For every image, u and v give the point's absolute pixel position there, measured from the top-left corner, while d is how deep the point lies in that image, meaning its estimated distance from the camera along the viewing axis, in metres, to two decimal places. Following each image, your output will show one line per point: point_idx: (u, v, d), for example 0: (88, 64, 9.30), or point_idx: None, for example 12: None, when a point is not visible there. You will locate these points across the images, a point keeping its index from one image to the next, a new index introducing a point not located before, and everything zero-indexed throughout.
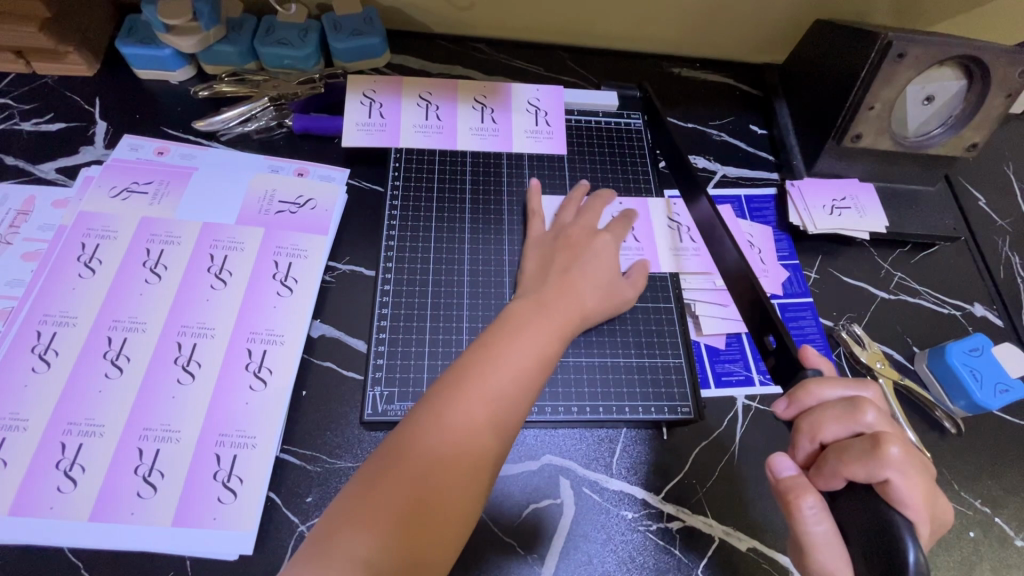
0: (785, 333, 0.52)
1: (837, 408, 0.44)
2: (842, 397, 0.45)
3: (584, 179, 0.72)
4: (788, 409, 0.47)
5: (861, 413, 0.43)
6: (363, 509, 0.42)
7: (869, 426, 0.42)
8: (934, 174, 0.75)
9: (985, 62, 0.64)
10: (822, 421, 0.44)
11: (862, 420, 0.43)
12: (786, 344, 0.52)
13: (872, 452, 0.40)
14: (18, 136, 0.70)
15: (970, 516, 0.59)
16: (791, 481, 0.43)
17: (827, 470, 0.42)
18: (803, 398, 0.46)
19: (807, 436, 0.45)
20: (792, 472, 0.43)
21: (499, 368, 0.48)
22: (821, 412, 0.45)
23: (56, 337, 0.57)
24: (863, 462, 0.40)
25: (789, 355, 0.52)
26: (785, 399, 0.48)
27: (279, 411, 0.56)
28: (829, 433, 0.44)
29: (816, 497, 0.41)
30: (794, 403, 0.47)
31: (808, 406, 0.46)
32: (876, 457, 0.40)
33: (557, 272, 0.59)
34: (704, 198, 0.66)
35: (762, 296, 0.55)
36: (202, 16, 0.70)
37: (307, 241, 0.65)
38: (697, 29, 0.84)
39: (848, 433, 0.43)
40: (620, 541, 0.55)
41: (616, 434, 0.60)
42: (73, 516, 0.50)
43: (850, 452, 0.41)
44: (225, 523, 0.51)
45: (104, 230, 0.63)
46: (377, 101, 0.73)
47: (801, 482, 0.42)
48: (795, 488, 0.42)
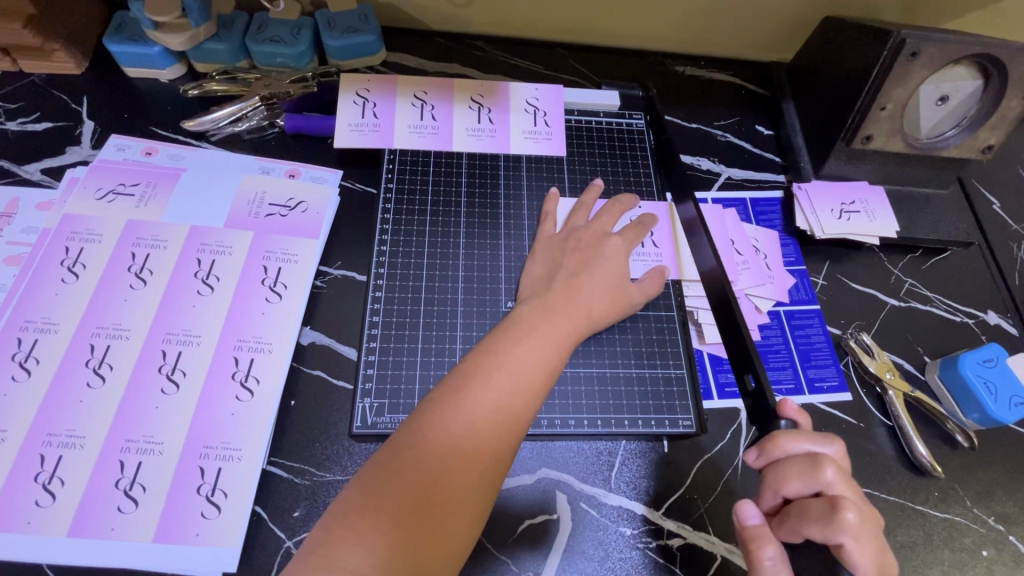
0: (766, 383, 0.53)
1: (800, 465, 0.46)
2: (808, 452, 0.47)
3: (598, 179, 0.70)
4: (758, 459, 0.48)
5: (821, 471, 0.45)
6: (359, 519, 0.40)
7: (828, 484, 0.45)
8: (947, 178, 0.73)
9: (1002, 62, 0.62)
10: (786, 477, 0.46)
11: (822, 477, 0.45)
12: (763, 393, 0.54)
13: (831, 517, 0.43)
14: (4, 136, 0.68)
15: (984, 534, 0.57)
16: (756, 530, 0.45)
17: (789, 525, 0.45)
18: (773, 450, 0.47)
19: (770, 490, 0.47)
20: (759, 521, 0.45)
21: (506, 369, 0.47)
22: (786, 467, 0.46)
23: (38, 345, 0.55)
24: (822, 525, 0.43)
25: (766, 403, 0.53)
26: (755, 448, 0.49)
27: (266, 422, 0.55)
28: (792, 488, 0.46)
29: (776, 548, 0.44)
30: (764, 454, 0.48)
31: (776, 458, 0.47)
32: (833, 521, 0.43)
33: (564, 276, 0.57)
34: (688, 200, 0.67)
35: (746, 339, 0.56)
36: (190, 12, 0.68)
37: (297, 245, 0.63)
38: (701, 27, 0.82)
39: (809, 491, 0.45)
40: (618, 559, 0.53)
41: (615, 446, 0.58)
42: (51, 532, 0.49)
43: (810, 514, 0.44)
44: (208, 540, 0.49)
45: (89, 233, 0.61)
46: (370, 101, 0.71)
47: (765, 532, 0.45)
48: (758, 539, 0.44)
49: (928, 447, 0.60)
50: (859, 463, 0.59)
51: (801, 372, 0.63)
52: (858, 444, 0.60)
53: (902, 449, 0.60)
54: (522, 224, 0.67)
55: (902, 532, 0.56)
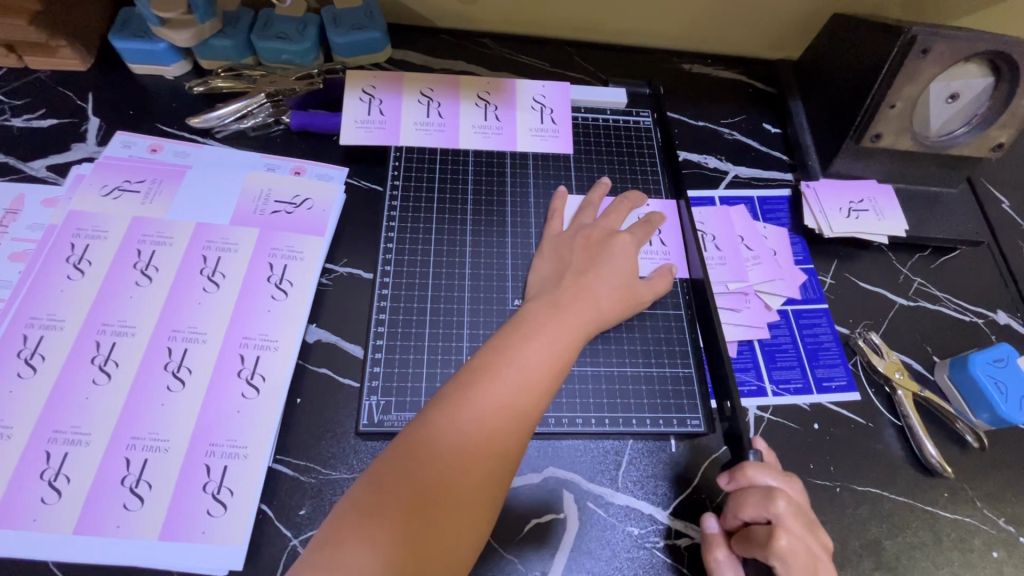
0: (740, 413, 0.55)
1: (755, 495, 0.49)
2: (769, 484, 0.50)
3: (605, 177, 0.70)
4: (728, 483, 0.52)
5: (772, 503, 0.48)
6: (367, 518, 0.40)
7: (776, 515, 0.48)
8: (956, 176, 0.72)
9: (1013, 59, 0.61)
10: (742, 503, 0.49)
11: (773, 508, 0.48)
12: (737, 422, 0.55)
13: (765, 542, 0.47)
14: (9, 133, 0.68)
15: (993, 536, 0.56)
16: (712, 537, 0.51)
17: (741, 543, 0.50)
18: (740, 478, 0.51)
19: (731, 513, 0.50)
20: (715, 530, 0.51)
21: (514, 367, 0.46)
22: (746, 494, 0.50)
23: (43, 341, 0.55)
24: (758, 547, 0.47)
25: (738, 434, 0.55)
26: (728, 472, 0.52)
27: (271, 420, 0.54)
28: (746, 514, 0.49)
29: (726, 555, 0.50)
30: (732, 479, 0.51)
31: (743, 486, 0.51)
32: (767, 547, 0.47)
33: (572, 275, 0.57)
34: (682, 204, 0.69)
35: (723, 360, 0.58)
36: (196, 9, 0.67)
37: (303, 243, 0.63)
38: (709, 24, 0.81)
39: (761, 518, 0.48)
40: (626, 558, 0.53)
41: (622, 446, 0.58)
42: (56, 529, 0.48)
43: (754, 539, 0.48)
44: (214, 538, 0.49)
45: (94, 229, 0.61)
46: (376, 98, 0.70)
47: (717, 540, 0.51)
48: (709, 545, 0.51)
49: (937, 447, 0.60)
50: (868, 464, 0.59)
51: (809, 372, 0.63)
52: (867, 444, 0.60)
53: (911, 450, 0.59)
54: (529, 221, 0.67)
55: (911, 533, 0.56)
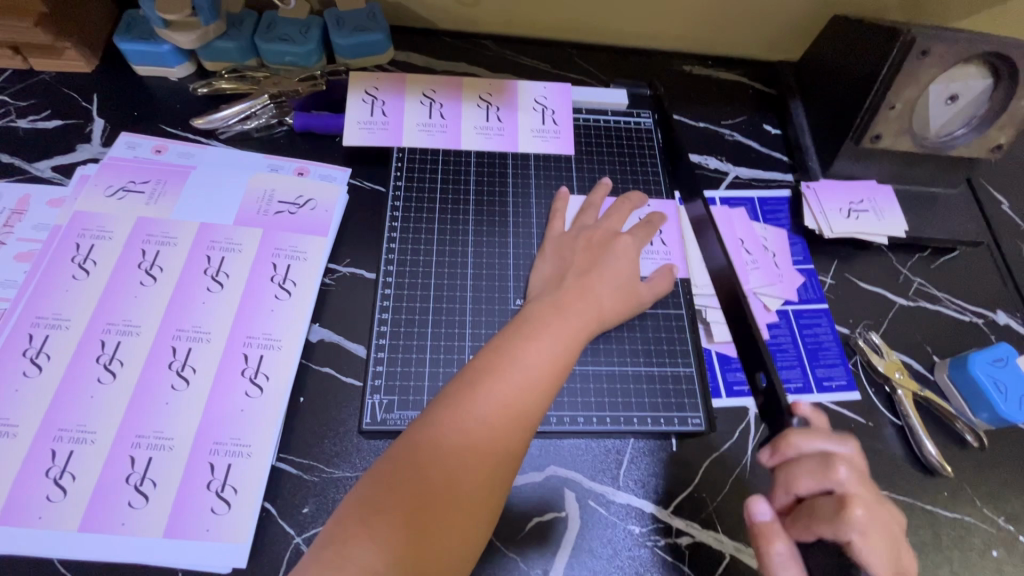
0: (777, 382, 0.56)
1: (812, 463, 0.46)
2: (821, 451, 0.47)
3: (605, 177, 0.70)
4: (772, 457, 0.49)
5: (834, 470, 0.45)
6: (372, 517, 0.40)
7: (840, 483, 0.45)
8: (956, 177, 0.72)
9: (1013, 60, 0.62)
10: (798, 475, 0.46)
11: (835, 476, 0.45)
12: (774, 392, 0.56)
13: (839, 514, 0.43)
14: (14, 134, 0.69)
15: (993, 535, 0.57)
16: (766, 526, 0.45)
17: (801, 524, 0.45)
18: (786, 449, 0.48)
19: (782, 489, 0.47)
20: (768, 516, 0.46)
21: (517, 367, 0.47)
22: (799, 465, 0.47)
23: (49, 340, 0.55)
24: (830, 522, 0.43)
25: (778, 402, 0.55)
26: (769, 446, 0.50)
27: (275, 419, 0.55)
28: (803, 486, 0.46)
29: (786, 544, 0.45)
30: (776, 453, 0.49)
31: (789, 458, 0.48)
32: (842, 520, 0.43)
33: (575, 274, 0.57)
34: (696, 197, 0.69)
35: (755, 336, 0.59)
36: (202, 11, 0.68)
37: (306, 243, 0.64)
38: (710, 26, 0.82)
39: (821, 488, 0.46)
40: (627, 556, 0.53)
41: (623, 445, 0.58)
42: (62, 527, 0.49)
43: (821, 512, 0.44)
44: (218, 535, 0.50)
45: (99, 230, 0.61)
46: (379, 99, 0.71)
47: (775, 528, 0.45)
48: (768, 534, 0.45)
49: (937, 446, 0.60)
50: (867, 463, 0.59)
51: (809, 371, 0.63)
52: (867, 443, 0.60)
53: (911, 449, 0.60)
54: (530, 222, 0.67)
55: (911, 532, 0.56)
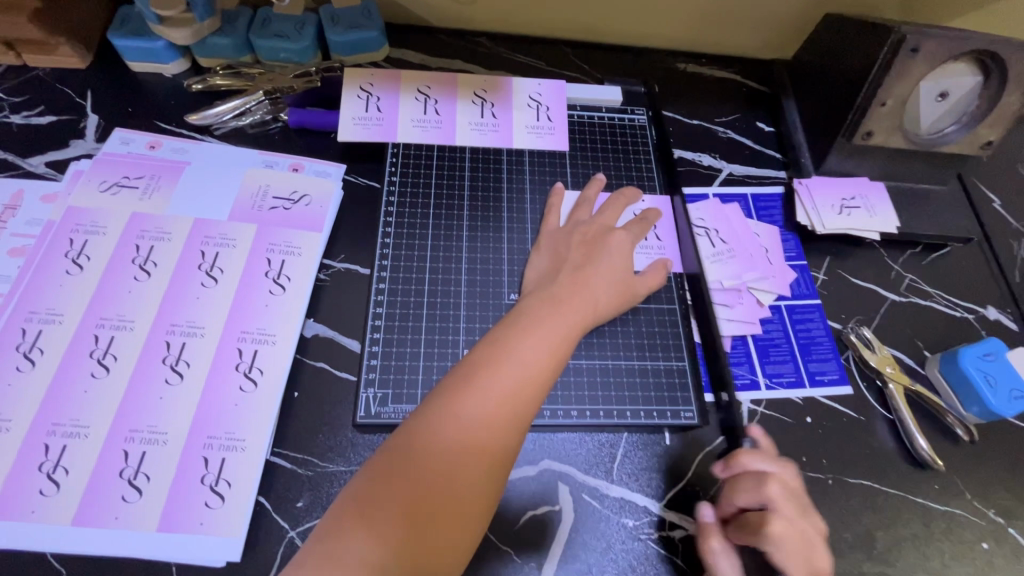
0: (735, 403, 0.58)
1: (749, 480, 0.50)
2: (763, 469, 0.51)
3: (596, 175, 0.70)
4: (723, 470, 0.53)
5: (766, 488, 0.49)
6: (370, 509, 0.41)
7: (771, 500, 0.49)
8: (947, 174, 0.73)
9: (1002, 57, 0.62)
10: (737, 490, 0.51)
11: (768, 493, 0.49)
12: (732, 411, 0.58)
13: (759, 528, 0.48)
14: (8, 129, 0.68)
15: (984, 527, 0.57)
16: (706, 526, 0.52)
17: (734, 530, 0.50)
18: (733, 464, 0.52)
19: (727, 500, 0.51)
20: (709, 519, 0.52)
21: (512, 364, 0.47)
22: (740, 480, 0.51)
23: (42, 335, 0.55)
24: (752, 533, 0.49)
25: (736, 422, 0.57)
26: (723, 460, 0.53)
27: (269, 413, 0.55)
28: (741, 500, 0.50)
29: (722, 545, 0.50)
30: (726, 467, 0.53)
31: (736, 472, 0.52)
32: (760, 533, 0.48)
33: (570, 269, 0.57)
34: (676, 198, 0.70)
35: (720, 355, 0.60)
36: (195, 7, 0.67)
37: (300, 238, 0.64)
38: (703, 25, 0.82)
39: (756, 504, 0.49)
40: (621, 550, 0.53)
41: (617, 438, 0.58)
42: (55, 521, 0.49)
43: (748, 526, 0.49)
44: (212, 529, 0.50)
45: (93, 225, 0.61)
46: (374, 95, 0.71)
47: (712, 529, 0.51)
48: (704, 534, 0.51)
49: (928, 440, 0.60)
50: (859, 457, 0.60)
51: (802, 365, 0.63)
52: (859, 437, 0.61)
53: (903, 443, 0.60)
54: (525, 217, 0.67)
55: (902, 524, 0.57)
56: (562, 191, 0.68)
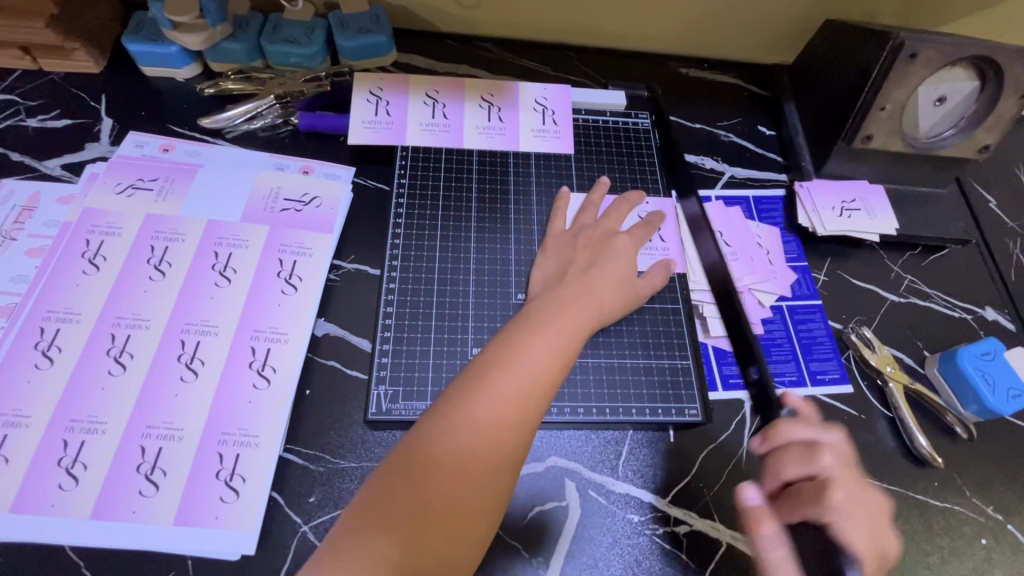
0: (768, 376, 0.60)
1: (797, 451, 0.51)
2: (807, 439, 0.52)
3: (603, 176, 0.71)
4: (762, 445, 0.53)
5: (819, 456, 0.50)
6: (386, 507, 0.42)
7: (824, 469, 0.50)
8: (945, 177, 0.74)
9: (999, 63, 0.63)
10: (786, 462, 0.51)
11: (818, 462, 0.50)
12: (766, 386, 0.60)
13: (821, 497, 0.48)
14: (24, 133, 0.70)
15: (982, 523, 0.58)
16: (756, 510, 0.49)
17: (787, 504, 0.49)
18: (776, 437, 0.53)
19: (772, 474, 0.51)
20: (758, 500, 0.50)
21: (522, 365, 0.48)
22: (786, 452, 0.51)
23: (60, 333, 0.57)
24: (814, 503, 0.48)
25: (768, 395, 0.60)
26: (759, 434, 0.54)
27: (282, 410, 0.56)
28: (791, 473, 0.50)
29: (774, 525, 0.49)
30: (767, 440, 0.53)
31: (778, 445, 0.52)
32: (824, 501, 0.48)
33: (576, 271, 0.59)
34: (692, 198, 0.72)
35: (749, 335, 0.62)
36: (208, 12, 0.70)
37: (311, 239, 0.65)
38: (705, 30, 0.84)
39: (806, 474, 0.50)
40: (627, 544, 0.55)
41: (622, 436, 0.60)
42: (74, 514, 0.50)
43: (807, 494, 0.49)
44: (227, 523, 0.51)
45: (109, 226, 0.63)
46: (383, 99, 0.72)
47: (764, 512, 0.49)
48: (757, 517, 0.49)
49: (928, 438, 0.61)
50: (860, 454, 0.61)
51: (804, 365, 0.65)
52: (859, 435, 0.62)
53: (903, 441, 0.61)
54: (531, 219, 0.69)
55: (902, 520, 0.58)
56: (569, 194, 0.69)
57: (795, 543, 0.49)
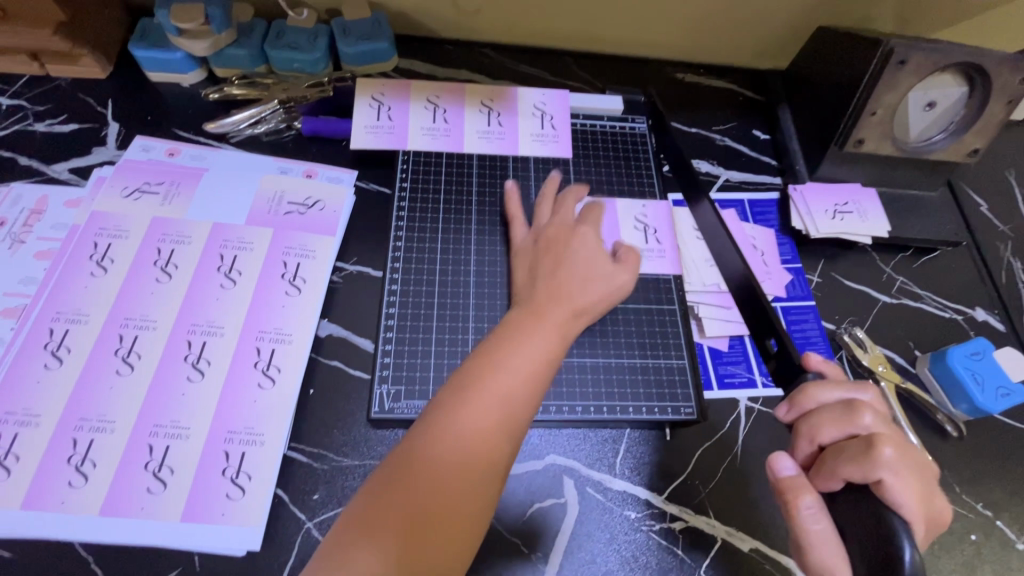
0: (788, 341, 0.56)
1: (833, 411, 0.45)
2: (841, 399, 0.47)
3: (555, 171, 0.73)
4: (789, 412, 0.49)
5: (858, 415, 0.44)
6: (377, 519, 0.43)
7: (865, 428, 0.44)
8: (936, 180, 0.76)
9: (987, 69, 0.65)
10: (821, 424, 0.45)
11: (858, 422, 0.44)
12: (787, 351, 0.56)
13: (867, 453, 0.41)
14: (32, 137, 0.71)
15: (972, 520, 0.60)
16: (791, 481, 0.44)
17: (826, 471, 0.43)
18: (804, 401, 0.48)
19: (806, 437, 0.46)
20: (792, 471, 0.44)
21: (507, 369, 0.50)
22: (819, 414, 0.46)
23: (68, 334, 0.58)
24: (858, 463, 0.41)
25: (791, 360, 0.56)
26: (786, 402, 0.49)
27: (287, 409, 0.57)
28: (827, 435, 0.45)
29: (814, 497, 0.43)
30: (794, 407, 0.48)
31: (808, 409, 0.48)
32: (870, 458, 0.41)
33: (544, 278, 0.59)
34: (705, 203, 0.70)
35: (766, 305, 0.59)
36: (213, 20, 0.71)
37: (315, 242, 0.66)
38: (701, 36, 0.85)
39: (845, 436, 0.44)
40: (624, 540, 0.56)
41: (620, 434, 0.61)
42: (84, 511, 0.51)
43: (844, 452, 0.43)
44: (233, 519, 0.52)
45: (116, 229, 0.64)
46: (385, 104, 0.74)
47: (799, 483, 0.43)
48: (793, 488, 0.43)
49: (919, 437, 0.63)
50: None
51: None
52: None
53: None
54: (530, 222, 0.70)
55: None
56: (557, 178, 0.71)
57: (837, 518, 0.42)
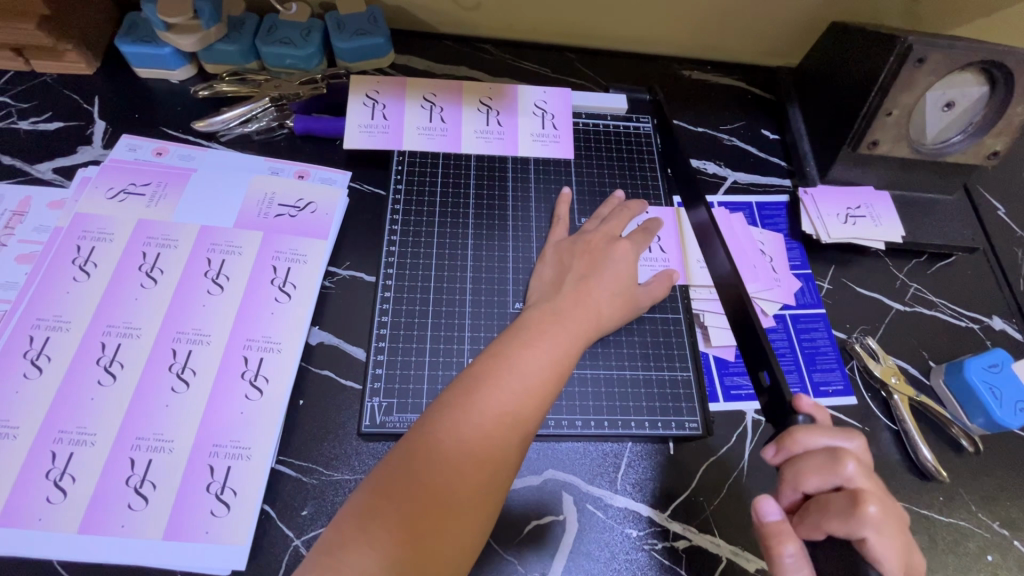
0: (782, 380, 0.52)
1: (818, 458, 0.43)
2: (827, 447, 0.44)
3: (619, 189, 0.70)
4: (776, 455, 0.45)
5: (841, 466, 0.42)
6: (374, 516, 0.40)
7: (848, 479, 0.42)
8: (952, 183, 0.73)
9: (1008, 67, 0.62)
10: (805, 471, 0.43)
11: (843, 472, 0.42)
12: (780, 388, 0.52)
13: (851, 511, 0.40)
14: (16, 135, 0.69)
15: (988, 539, 0.57)
16: (776, 527, 0.42)
17: (809, 521, 0.42)
18: (791, 445, 0.45)
19: (789, 484, 0.44)
20: (777, 517, 0.42)
21: (515, 372, 0.47)
22: (805, 460, 0.43)
23: (49, 342, 0.56)
24: (842, 519, 0.40)
25: (783, 399, 0.52)
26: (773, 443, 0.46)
27: (275, 422, 0.55)
28: (811, 484, 0.43)
29: (797, 546, 0.41)
30: (781, 450, 0.45)
31: (795, 454, 0.45)
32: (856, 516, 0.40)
33: (573, 279, 0.57)
34: (701, 207, 0.67)
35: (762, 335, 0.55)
36: (202, 13, 0.68)
37: (306, 246, 0.64)
38: (708, 31, 0.82)
39: (829, 485, 0.42)
40: (625, 560, 0.53)
41: (622, 448, 0.59)
42: (61, 528, 0.49)
43: (828, 506, 0.41)
44: (217, 537, 0.50)
45: (100, 231, 0.62)
46: (379, 102, 0.71)
47: (784, 531, 0.41)
48: (778, 536, 0.41)
49: (933, 452, 0.60)
50: None
51: (806, 375, 0.63)
52: None
53: (908, 455, 0.60)
54: (530, 226, 0.68)
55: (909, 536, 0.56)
56: (568, 195, 0.69)
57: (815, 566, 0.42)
